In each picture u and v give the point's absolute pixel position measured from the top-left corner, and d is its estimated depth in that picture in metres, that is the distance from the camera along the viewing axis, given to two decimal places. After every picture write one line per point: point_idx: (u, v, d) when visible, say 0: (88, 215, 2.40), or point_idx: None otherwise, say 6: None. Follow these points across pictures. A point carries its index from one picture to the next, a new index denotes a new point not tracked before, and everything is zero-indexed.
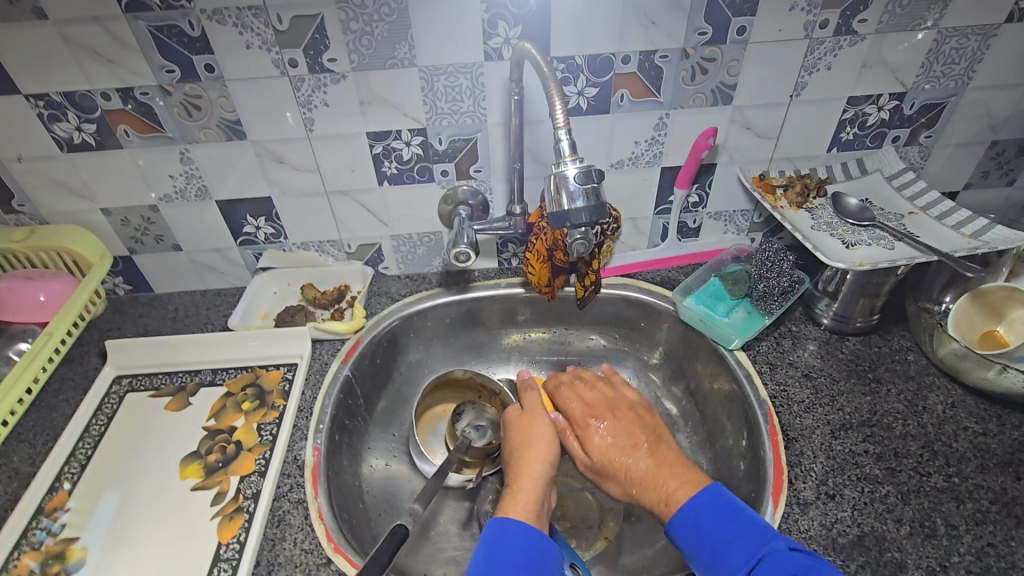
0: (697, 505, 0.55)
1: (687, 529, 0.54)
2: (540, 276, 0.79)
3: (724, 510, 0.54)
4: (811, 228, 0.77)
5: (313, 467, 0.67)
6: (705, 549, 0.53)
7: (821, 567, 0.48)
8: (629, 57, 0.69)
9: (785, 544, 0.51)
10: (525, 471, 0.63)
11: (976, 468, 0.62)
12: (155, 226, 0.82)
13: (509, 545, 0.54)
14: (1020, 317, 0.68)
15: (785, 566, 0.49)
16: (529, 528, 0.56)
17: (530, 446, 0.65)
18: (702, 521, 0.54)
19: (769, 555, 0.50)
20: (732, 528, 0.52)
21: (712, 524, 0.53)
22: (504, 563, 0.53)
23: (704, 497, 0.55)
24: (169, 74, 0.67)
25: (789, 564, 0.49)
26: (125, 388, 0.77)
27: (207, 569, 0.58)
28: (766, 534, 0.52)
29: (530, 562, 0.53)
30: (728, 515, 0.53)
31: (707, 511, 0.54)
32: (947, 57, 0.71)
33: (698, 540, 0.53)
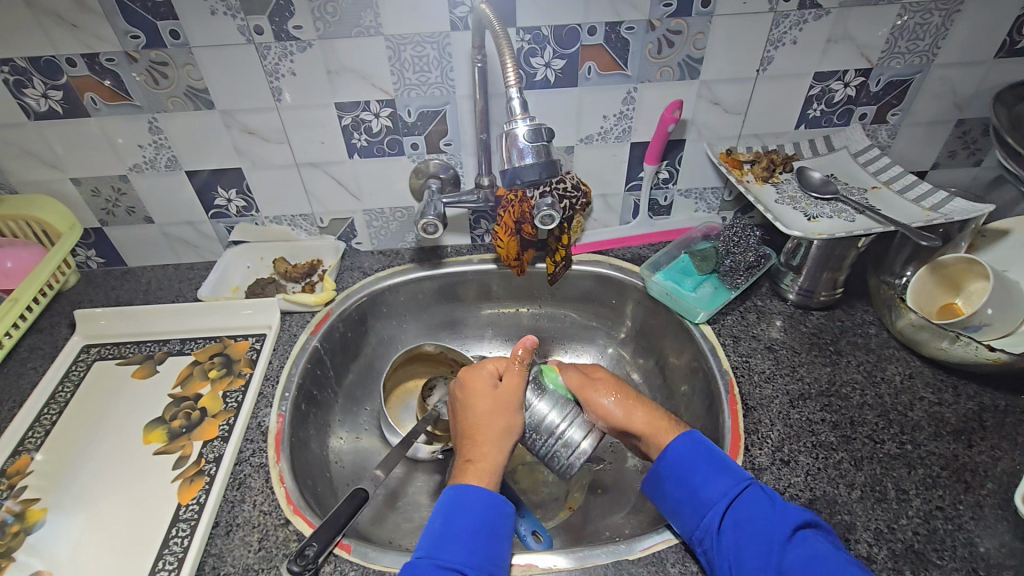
0: (687, 444, 0.59)
1: (675, 464, 0.58)
2: (509, 249, 0.80)
3: (706, 453, 0.58)
4: (775, 202, 0.78)
5: (277, 433, 0.67)
6: (693, 480, 0.56)
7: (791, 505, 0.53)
8: (595, 29, 0.69)
9: (758, 483, 0.55)
10: (486, 441, 0.60)
11: (929, 436, 0.63)
12: (125, 197, 0.82)
13: (464, 510, 0.55)
14: (976, 289, 0.68)
15: (766, 501, 0.53)
16: (487, 494, 0.56)
17: (492, 415, 0.62)
18: (689, 460, 0.57)
19: (750, 491, 0.54)
20: (716, 463, 0.57)
21: (699, 460, 0.57)
22: (458, 526, 0.54)
23: (689, 440, 0.59)
24: (134, 40, 0.67)
25: (767, 501, 0.53)
26: (93, 356, 0.78)
27: (166, 529, 0.59)
28: (743, 474, 0.56)
29: (483, 525, 0.54)
30: (710, 455, 0.58)
31: (692, 452, 0.58)
32: (911, 33, 0.72)
33: (683, 479, 0.57)
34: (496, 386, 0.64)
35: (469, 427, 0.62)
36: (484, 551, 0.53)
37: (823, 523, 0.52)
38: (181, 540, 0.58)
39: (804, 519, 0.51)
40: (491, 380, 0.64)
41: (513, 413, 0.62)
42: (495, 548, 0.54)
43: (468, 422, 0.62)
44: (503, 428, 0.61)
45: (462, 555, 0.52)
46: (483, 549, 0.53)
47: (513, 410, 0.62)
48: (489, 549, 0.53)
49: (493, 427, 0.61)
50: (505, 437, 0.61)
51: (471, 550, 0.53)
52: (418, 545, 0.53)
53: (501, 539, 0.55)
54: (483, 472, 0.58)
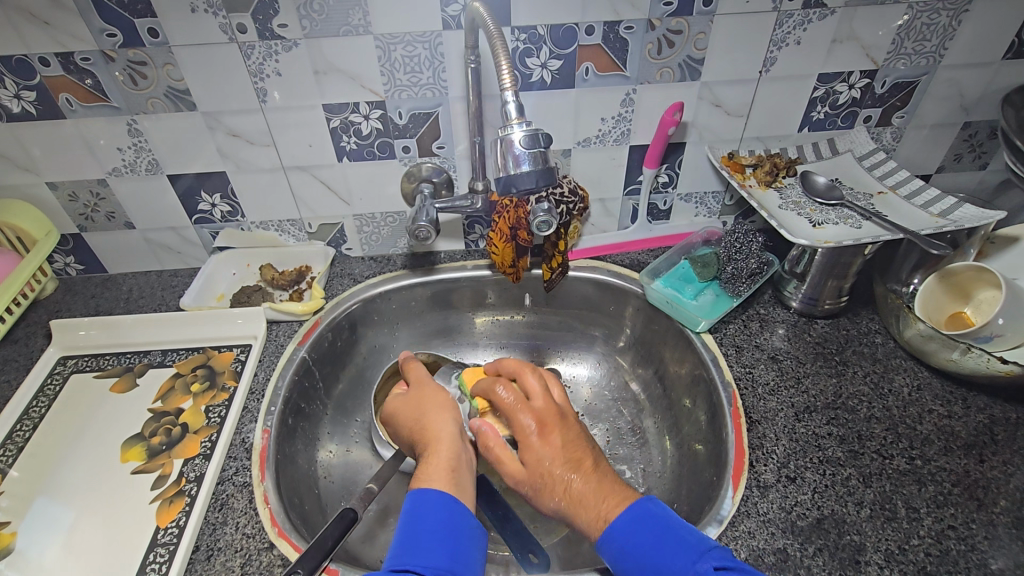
0: (628, 521, 0.50)
1: (619, 551, 0.50)
2: (503, 256, 0.77)
3: (653, 529, 0.49)
4: (778, 207, 0.75)
5: (262, 450, 0.64)
6: (638, 574, 0.48)
7: None
8: (593, 28, 0.66)
9: (711, 563, 0.46)
10: (433, 416, 0.63)
11: (939, 450, 0.61)
12: (105, 202, 0.79)
13: (420, 513, 0.51)
14: (986, 298, 0.67)
15: None
16: (439, 493, 0.53)
17: (424, 398, 0.66)
18: (633, 542, 0.49)
19: None
20: (661, 552, 0.48)
21: (646, 540, 0.49)
22: (419, 532, 0.50)
23: (636, 512, 0.51)
24: (110, 38, 0.64)
25: None
26: (70, 369, 0.75)
27: (143, 554, 0.56)
28: (695, 552, 0.47)
29: (443, 526, 0.51)
30: (660, 531, 0.49)
31: (637, 528, 0.50)
32: (918, 33, 0.70)
33: (631, 561, 0.49)
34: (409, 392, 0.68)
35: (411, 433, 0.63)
36: (450, 550, 0.49)
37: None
38: (158, 566, 0.55)
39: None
40: (396, 394, 0.68)
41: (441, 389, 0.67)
42: (459, 547, 0.50)
43: (408, 431, 0.64)
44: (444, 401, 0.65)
45: (423, 558, 0.48)
46: (448, 550, 0.49)
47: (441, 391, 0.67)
48: (451, 548, 0.49)
49: (439, 400, 0.65)
50: (452, 406, 0.64)
51: (434, 551, 0.49)
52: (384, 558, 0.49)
53: (463, 538, 0.51)
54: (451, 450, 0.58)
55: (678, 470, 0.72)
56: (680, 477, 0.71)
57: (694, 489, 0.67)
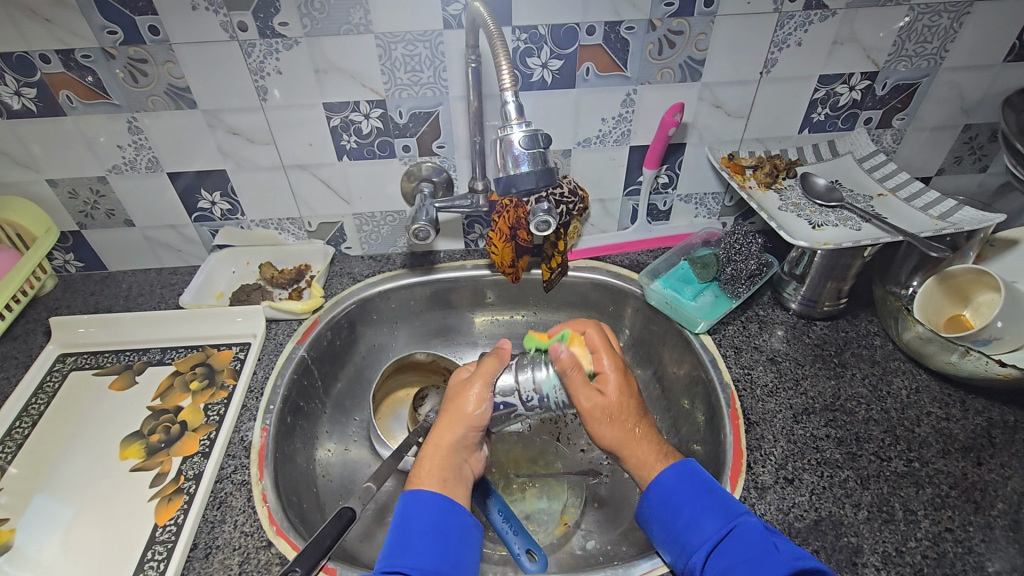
0: (675, 475, 0.55)
1: (663, 498, 0.54)
2: (503, 256, 0.77)
3: (698, 483, 0.54)
4: (778, 209, 0.75)
5: (260, 448, 0.65)
6: (677, 519, 0.52)
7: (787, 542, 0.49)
8: (594, 28, 0.66)
9: (756, 518, 0.51)
10: (438, 425, 0.58)
11: (937, 453, 0.61)
12: (105, 199, 0.79)
13: (411, 514, 0.52)
14: (986, 301, 0.67)
15: (757, 538, 0.49)
16: (431, 493, 0.53)
17: (461, 398, 0.59)
18: (677, 493, 0.53)
19: (741, 527, 0.50)
20: (706, 502, 0.52)
21: (690, 494, 0.53)
22: (408, 533, 0.50)
23: (682, 468, 0.55)
24: (111, 36, 0.64)
25: (758, 538, 0.49)
26: (69, 366, 0.75)
27: (142, 551, 0.56)
28: (737, 507, 0.52)
29: (433, 526, 0.51)
30: (704, 487, 0.54)
31: (683, 481, 0.54)
32: (919, 35, 0.70)
33: (671, 508, 0.53)
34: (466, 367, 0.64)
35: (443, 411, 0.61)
36: (439, 552, 0.49)
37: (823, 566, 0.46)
38: (157, 563, 0.55)
39: (799, 563, 0.46)
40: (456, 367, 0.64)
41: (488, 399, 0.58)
42: (448, 546, 0.50)
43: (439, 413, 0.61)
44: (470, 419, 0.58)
45: (411, 559, 0.48)
46: (437, 550, 0.50)
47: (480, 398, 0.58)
48: (439, 548, 0.50)
49: (464, 414, 0.58)
50: (474, 428, 0.58)
51: (422, 552, 0.49)
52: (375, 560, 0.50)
53: (454, 536, 0.51)
54: (446, 457, 0.56)
55: None
56: None
57: None
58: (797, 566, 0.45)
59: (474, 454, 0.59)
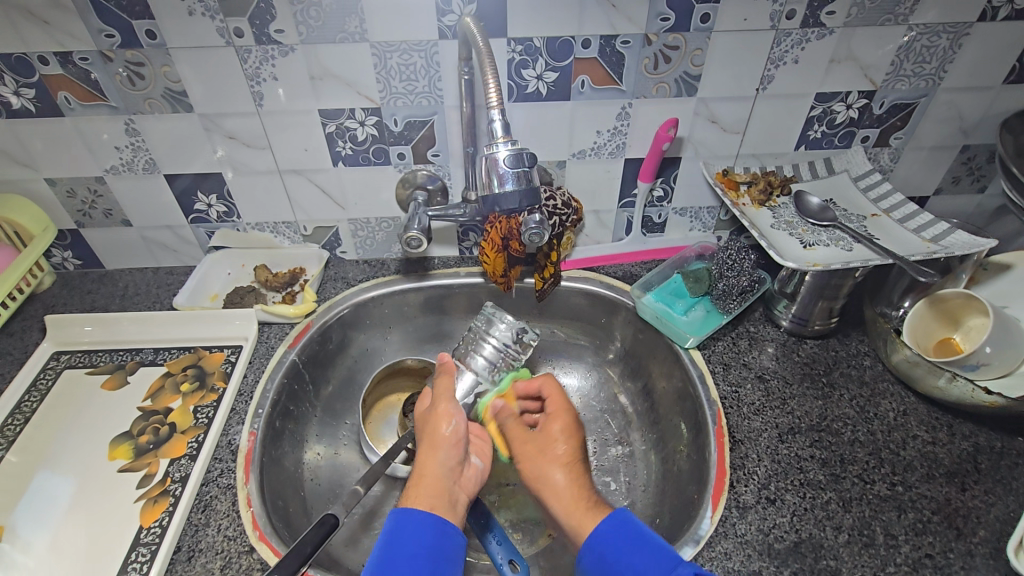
0: (606, 530, 0.52)
1: (597, 560, 0.51)
2: (495, 266, 0.77)
3: (630, 538, 0.51)
4: (771, 227, 0.75)
5: (247, 452, 0.65)
6: None
7: None
8: (590, 42, 0.66)
9: (690, 568, 0.47)
10: (421, 455, 0.60)
11: (921, 477, 0.61)
12: (102, 199, 0.80)
13: (402, 534, 0.52)
14: (976, 325, 0.66)
15: None
16: (423, 514, 0.53)
17: (433, 420, 0.62)
18: (610, 549, 0.51)
19: None
20: (636, 561, 0.49)
21: (621, 550, 0.51)
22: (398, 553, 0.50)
23: (612, 522, 0.53)
24: (109, 39, 0.65)
25: None
26: (63, 364, 0.76)
27: (126, 552, 0.57)
28: (671, 559, 0.48)
29: (423, 548, 0.51)
30: (635, 540, 0.51)
31: (614, 537, 0.52)
32: (917, 55, 0.69)
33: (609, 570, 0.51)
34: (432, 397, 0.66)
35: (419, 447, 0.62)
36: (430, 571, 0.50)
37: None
38: (140, 565, 0.55)
39: None
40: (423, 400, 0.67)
41: (458, 412, 0.62)
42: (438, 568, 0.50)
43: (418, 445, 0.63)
44: (449, 442, 0.60)
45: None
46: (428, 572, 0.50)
47: (449, 418, 0.62)
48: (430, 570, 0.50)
49: (439, 435, 0.61)
50: (455, 448, 0.60)
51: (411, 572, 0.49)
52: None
53: (443, 560, 0.51)
54: (436, 481, 0.57)
55: (661, 485, 0.72)
56: (664, 492, 0.71)
57: (676, 506, 0.67)
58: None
59: (465, 475, 0.60)
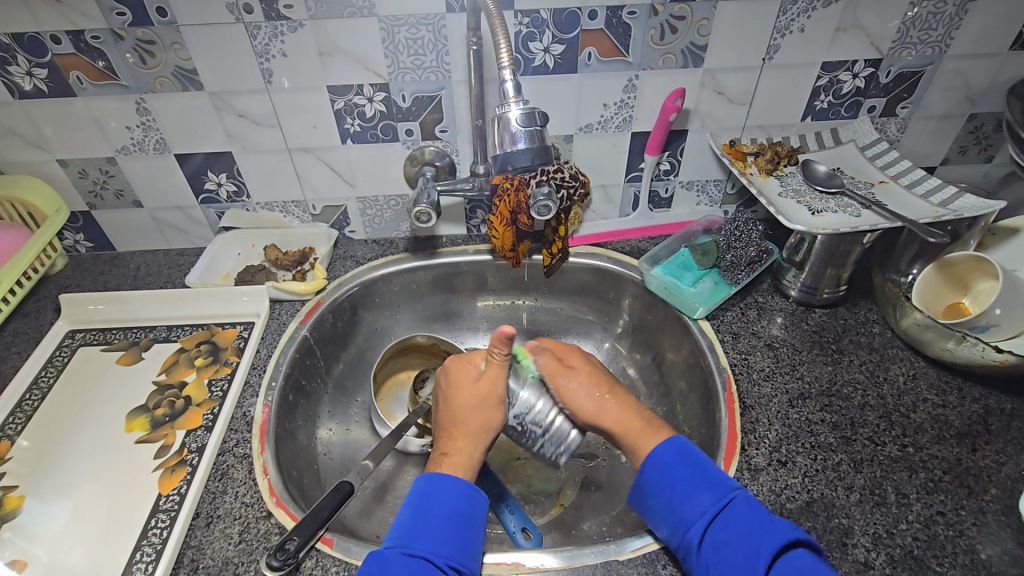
0: (670, 451, 0.55)
1: (659, 475, 0.54)
2: (504, 240, 0.77)
3: (692, 460, 0.55)
4: (778, 195, 0.76)
5: (262, 424, 0.66)
6: (674, 496, 0.53)
7: (779, 517, 0.50)
8: (596, 13, 0.67)
9: (747, 490, 0.52)
10: (457, 438, 0.59)
11: (932, 438, 0.61)
12: (114, 179, 0.81)
13: (437, 497, 0.53)
14: (984, 289, 0.68)
15: (751, 511, 0.50)
16: (460, 482, 0.55)
17: (482, 411, 0.59)
18: (670, 469, 0.54)
19: (736, 500, 0.51)
20: (703, 477, 0.53)
21: (684, 469, 0.54)
22: (429, 516, 0.52)
23: (673, 447, 0.56)
24: (120, 17, 0.65)
25: (753, 512, 0.50)
26: (78, 342, 0.77)
27: (145, 519, 0.57)
28: (729, 481, 0.53)
29: (456, 515, 0.53)
30: (697, 464, 0.54)
31: (678, 460, 0.55)
32: (923, 22, 0.69)
33: (669, 492, 0.53)
34: (479, 379, 0.61)
35: (450, 423, 0.60)
36: (457, 538, 0.51)
37: (815, 541, 0.48)
38: (160, 531, 0.56)
39: (791, 534, 0.48)
40: (467, 371, 0.61)
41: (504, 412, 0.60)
42: (469, 537, 0.52)
43: (449, 419, 0.60)
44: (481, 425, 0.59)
45: (432, 547, 0.50)
46: (458, 540, 0.51)
47: (492, 406, 0.59)
48: (461, 539, 0.52)
49: (479, 428, 0.59)
50: (485, 435, 0.59)
51: (442, 540, 0.51)
52: (389, 536, 0.51)
53: (476, 528, 0.53)
54: (467, 458, 0.57)
55: None
56: None
57: None
58: (791, 536, 0.47)
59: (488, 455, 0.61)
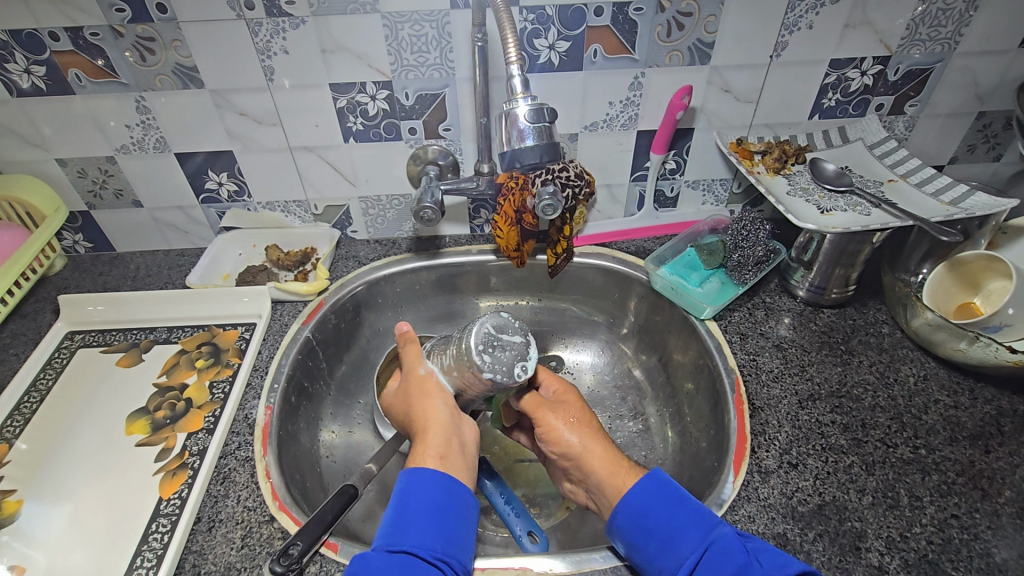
0: (646, 491, 0.53)
1: (634, 517, 0.52)
2: (509, 240, 0.75)
3: (669, 496, 0.52)
4: (786, 194, 0.75)
5: (264, 426, 0.65)
6: (651, 542, 0.50)
7: (767, 553, 0.47)
8: (602, 9, 0.66)
9: (730, 529, 0.49)
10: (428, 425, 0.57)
11: (944, 440, 0.60)
12: (114, 178, 0.80)
13: (413, 490, 0.51)
14: (997, 288, 0.67)
15: (734, 554, 0.47)
16: (435, 472, 0.52)
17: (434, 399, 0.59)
18: (648, 508, 0.52)
19: (717, 544, 0.48)
20: (678, 519, 0.50)
21: (660, 510, 0.51)
22: (409, 510, 0.50)
23: (651, 483, 0.53)
24: (120, 14, 0.64)
25: (737, 554, 0.46)
26: (77, 343, 0.76)
27: (146, 524, 0.56)
28: (711, 519, 0.50)
29: (437, 507, 0.51)
30: (676, 500, 0.52)
31: (654, 498, 0.52)
32: (933, 19, 0.68)
33: (647, 534, 0.51)
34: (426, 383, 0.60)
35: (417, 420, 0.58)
36: (440, 531, 0.50)
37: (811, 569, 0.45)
38: (161, 535, 0.55)
39: (780, 575, 0.44)
40: (414, 381, 0.61)
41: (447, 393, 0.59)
42: (453, 528, 0.51)
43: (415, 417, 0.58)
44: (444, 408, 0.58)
45: (414, 539, 0.49)
46: (441, 531, 0.50)
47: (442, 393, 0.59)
48: (444, 530, 0.50)
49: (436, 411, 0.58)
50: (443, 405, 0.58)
51: (424, 533, 0.49)
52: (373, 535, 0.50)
53: (458, 518, 0.51)
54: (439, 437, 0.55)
55: (680, 456, 0.72)
56: (683, 463, 0.71)
57: (696, 476, 0.67)
58: None
59: (467, 419, 0.59)
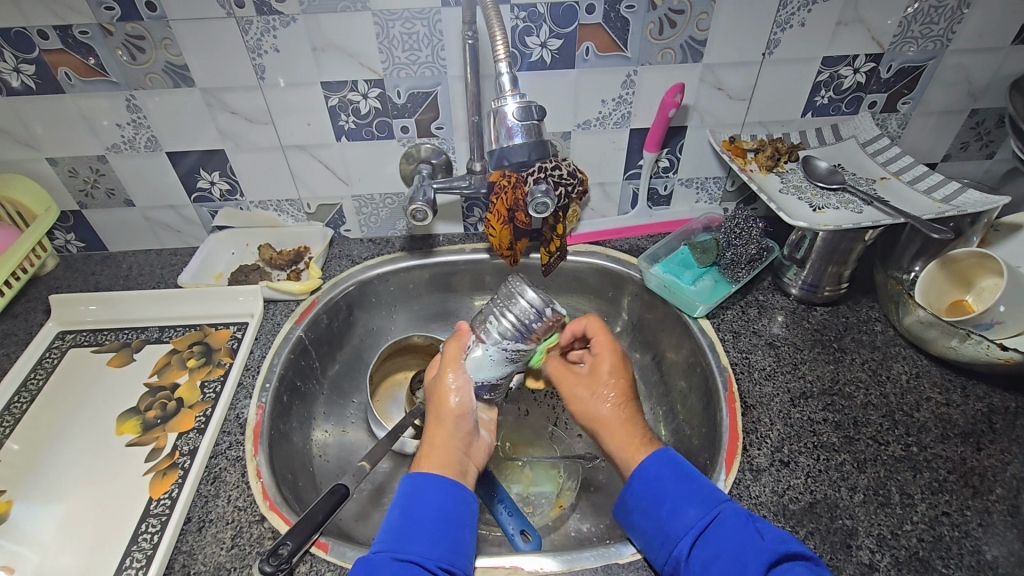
0: (660, 462, 0.54)
1: (648, 483, 0.53)
2: (502, 238, 0.74)
3: (681, 471, 0.53)
4: (779, 191, 0.75)
5: (255, 426, 0.65)
6: (661, 507, 0.51)
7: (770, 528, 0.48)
8: (594, 7, 0.66)
9: (739, 504, 0.50)
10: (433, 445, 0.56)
11: (936, 438, 0.60)
12: (105, 178, 0.79)
13: (422, 496, 0.52)
14: (988, 286, 0.67)
15: (742, 524, 0.48)
16: (443, 480, 0.53)
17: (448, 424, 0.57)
18: (660, 477, 0.53)
19: (725, 513, 0.49)
20: (686, 489, 0.51)
21: (674, 480, 0.52)
22: (416, 517, 0.51)
23: (664, 455, 0.55)
24: (109, 12, 0.64)
25: (744, 525, 0.48)
26: (68, 343, 0.75)
27: (135, 524, 0.56)
28: (719, 494, 0.51)
29: (443, 514, 0.51)
30: (686, 475, 0.53)
31: (668, 468, 0.53)
32: (925, 17, 0.68)
33: (658, 501, 0.52)
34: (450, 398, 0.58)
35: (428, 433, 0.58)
36: (446, 540, 0.50)
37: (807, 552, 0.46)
38: (150, 536, 0.55)
39: (781, 549, 0.45)
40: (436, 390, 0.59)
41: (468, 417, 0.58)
42: (459, 536, 0.51)
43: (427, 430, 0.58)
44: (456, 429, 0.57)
45: (423, 548, 0.48)
46: (446, 540, 0.50)
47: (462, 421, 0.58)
48: (451, 538, 0.50)
49: (448, 435, 0.57)
50: (463, 422, 0.58)
51: (432, 542, 0.49)
52: (376, 540, 0.50)
53: (464, 528, 0.52)
54: (446, 450, 0.56)
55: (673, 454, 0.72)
56: None
57: None
58: (780, 551, 0.45)
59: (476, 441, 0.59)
